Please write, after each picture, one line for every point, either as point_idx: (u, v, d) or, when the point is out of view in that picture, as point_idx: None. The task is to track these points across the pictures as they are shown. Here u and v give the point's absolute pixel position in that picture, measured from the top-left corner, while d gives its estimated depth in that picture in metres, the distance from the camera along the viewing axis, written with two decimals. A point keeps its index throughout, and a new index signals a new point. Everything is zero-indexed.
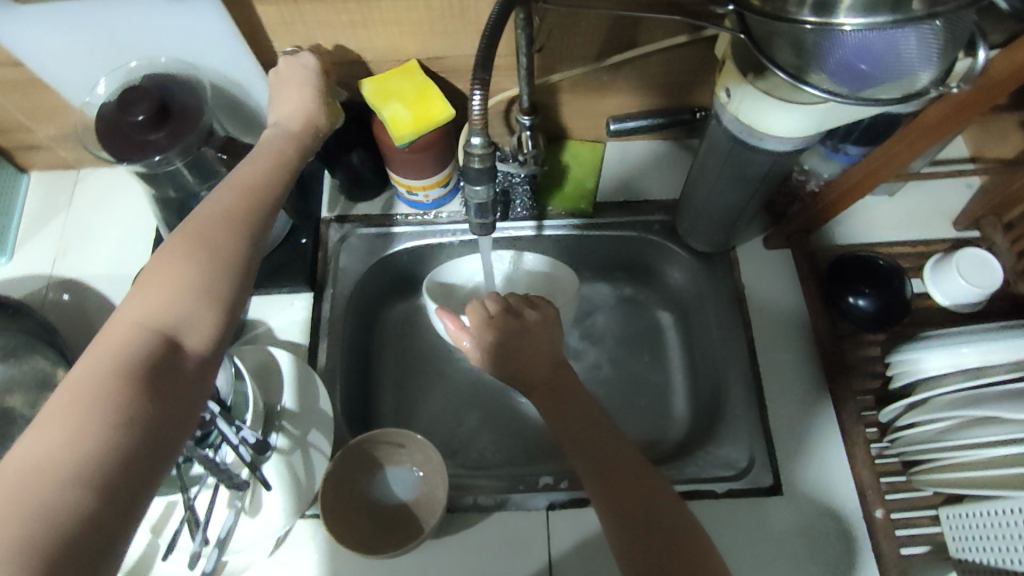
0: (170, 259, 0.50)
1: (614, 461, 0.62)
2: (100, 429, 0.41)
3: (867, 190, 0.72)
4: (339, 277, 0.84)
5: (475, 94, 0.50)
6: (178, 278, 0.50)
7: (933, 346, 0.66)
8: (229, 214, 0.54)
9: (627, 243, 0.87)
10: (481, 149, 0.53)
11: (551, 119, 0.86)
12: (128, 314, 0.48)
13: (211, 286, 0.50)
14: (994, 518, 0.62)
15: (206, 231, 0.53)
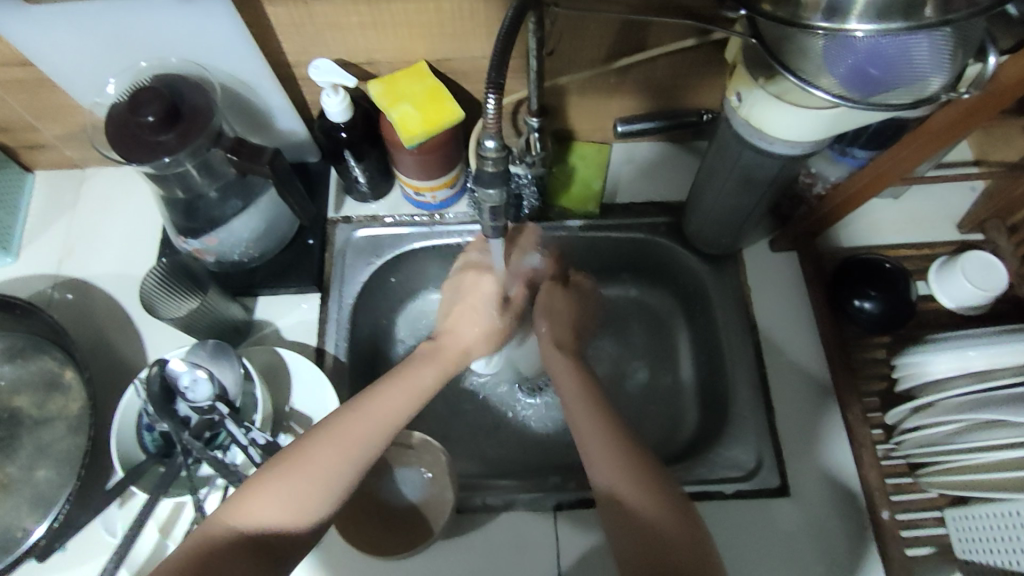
0: (305, 460, 0.59)
1: (651, 516, 0.56)
2: (266, 513, 0.56)
3: (876, 193, 0.72)
4: (346, 278, 0.85)
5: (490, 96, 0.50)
6: (334, 456, 0.60)
7: (936, 350, 0.67)
8: (371, 403, 0.64)
9: (633, 244, 0.88)
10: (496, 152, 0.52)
11: (559, 120, 0.86)
12: (273, 486, 0.57)
13: (311, 504, 0.57)
14: (1002, 522, 0.61)
15: (360, 443, 0.61)
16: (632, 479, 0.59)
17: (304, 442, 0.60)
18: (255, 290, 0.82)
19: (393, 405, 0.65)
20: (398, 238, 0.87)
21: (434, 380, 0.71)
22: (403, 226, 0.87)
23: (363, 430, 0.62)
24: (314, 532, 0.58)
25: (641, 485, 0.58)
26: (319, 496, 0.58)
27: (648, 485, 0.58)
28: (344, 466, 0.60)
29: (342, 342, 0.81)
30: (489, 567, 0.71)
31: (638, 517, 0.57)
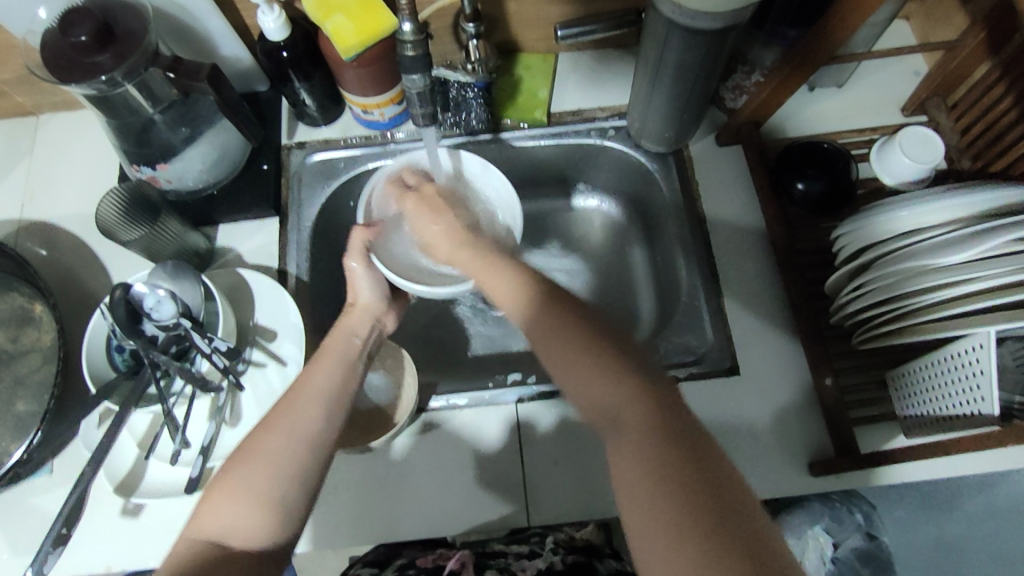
0: (256, 453, 0.57)
1: (595, 380, 0.51)
2: (230, 512, 0.55)
3: (807, 72, 0.73)
4: (303, 201, 0.86)
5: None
6: (279, 448, 0.57)
7: (884, 212, 0.69)
8: (308, 384, 0.61)
9: (582, 151, 0.90)
10: (412, 35, 0.62)
11: (499, 32, 0.87)
12: (232, 484, 0.56)
13: (280, 490, 0.56)
14: (938, 368, 0.62)
15: (301, 424, 0.58)
16: (548, 336, 0.53)
17: (248, 441, 0.58)
18: (214, 219, 0.84)
19: (324, 376, 0.62)
20: (352, 159, 0.89)
21: (363, 338, 0.68)
22: (358, 148, 0.89)
23: (298, 410, 0.59)
24: (293, 508, 0.56)
25: (567, 337, 0.52)
26: (282, 482, 0.56)
27: (574, 341, 0.52)
28: (290, 447, 0.57)
29: (303, 263, 0.84)
30: (457, 459, 0.75)
31: (592, 378, 0.51)
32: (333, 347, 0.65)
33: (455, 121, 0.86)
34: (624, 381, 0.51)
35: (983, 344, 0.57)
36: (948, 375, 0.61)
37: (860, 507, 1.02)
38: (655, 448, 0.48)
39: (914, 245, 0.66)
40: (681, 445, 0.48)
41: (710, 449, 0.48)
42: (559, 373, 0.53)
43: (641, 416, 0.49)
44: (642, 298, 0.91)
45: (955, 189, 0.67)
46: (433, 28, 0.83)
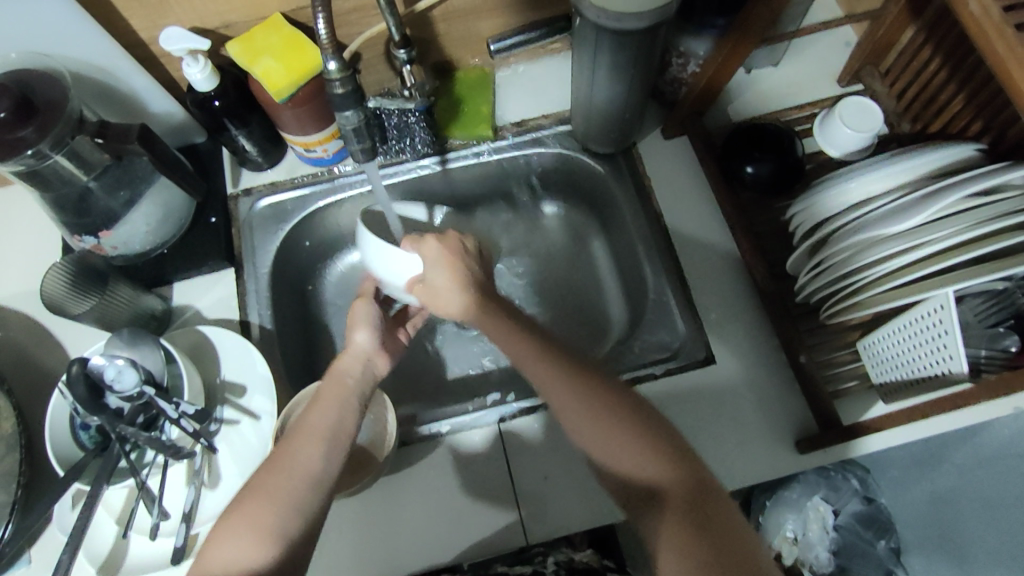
0: (264, 490, 0.57)
1: (622, 444, 0.57)
2: (239, 545, 0.54)
3: (740, 58, 0.74)
4: (257, 248, 0.85)
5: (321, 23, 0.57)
6: (289, 488, 0.57)
7: (832, 186, 0.70)
8: (310, 426, 0.61)
9: (532, 162, 0.90)
10: (338, 73, 0.61)
11: (433, 53, 0.86)
12: (240, 521, 0.55)
13: (286, 528, 0.55)
14: (905, 333, 0.63)
15: (305, 464, 0.58)
16: (583, 409, 0.59)
17: (252, 479, 0.58)
18: (168, 279, 0.82)
19: (325, 414, 0.62)
20: (302, 199, 0.88)
21: (355, 380, 0.66)
22: (306, 187, 0.88)
23: (298, 446, 0.59)
24: (297, 545, 0.56)
25: (594, 412, 0.59)
26: (291, 518, 0.56)
27: (619, 417, 0.58)
28: (295, 486, 0.57)
29: (265, 311, 0.82)
30: (447, 489, 0.74)
31: (623, 451, 0.57)
32: (326, 386, 0.64)
33: (400, 147, 0.87)
34: (656, 453, 0.57)
35: (945, 304, 0.57)
36: (916, 340, 0.61)
37: (854, 473, 1.07)
38: (688, 519, 0.54)
39: (867, 213, 0.66)
40: (702, 514, 0.54)
41: (727, 518, 0.55)
42: (591, 443, 0.59)
43: (681, 489, 0.56)
44: (612, 298, 0.91)
45: (897, 156, 0.69)
46: (365, 57, 0.82)
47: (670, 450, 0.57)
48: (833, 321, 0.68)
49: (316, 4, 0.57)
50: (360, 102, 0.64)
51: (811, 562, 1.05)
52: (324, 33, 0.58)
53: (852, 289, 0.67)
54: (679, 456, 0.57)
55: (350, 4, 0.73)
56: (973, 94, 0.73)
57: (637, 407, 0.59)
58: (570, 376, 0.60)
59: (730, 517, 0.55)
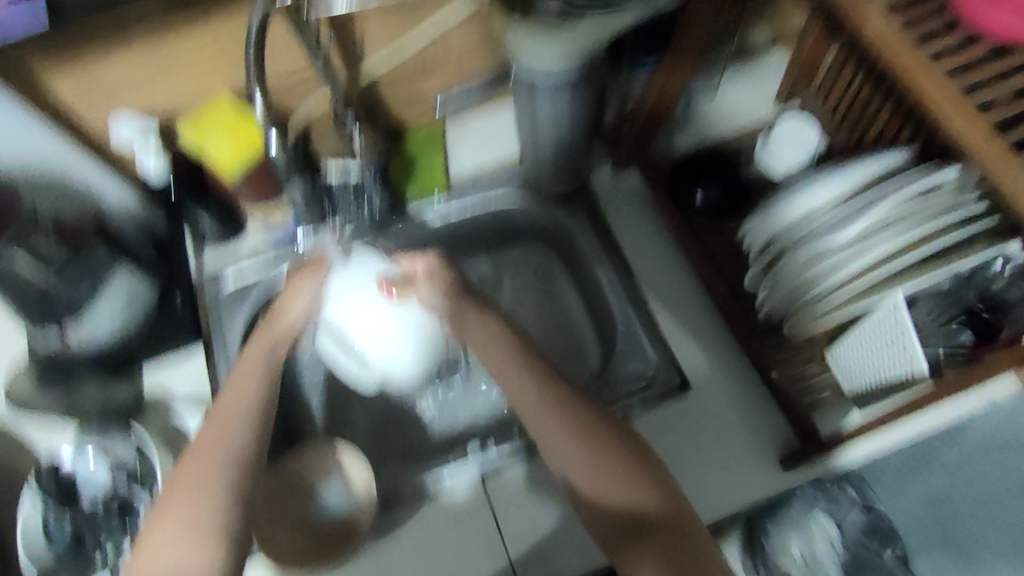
0: (184, 482, 0.57)
1: (611, 473, 0.58)
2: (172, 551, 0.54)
3: (672, 93, 0.78)
4: (224, 325, 0.85)
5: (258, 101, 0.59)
6: (206, 476, 0.57)
7: (780, 200, 0.71)
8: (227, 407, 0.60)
9: (490, 210, 0.91)
10: None
11: (381, 116, 0.89)
12: (167, 524, 0.55)
13: (212, 521, 0.56)
14: (867, 339, 0.63)
15: (232, 418, 0.60)
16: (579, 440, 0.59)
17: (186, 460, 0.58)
18: (137, 365, 0.81)
19: (245, 391, 0.61)
20: (266, 272, 0.88)
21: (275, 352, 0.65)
22: (269, 260, 0.88)
23: (214, 431, 0.59)
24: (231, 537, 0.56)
25: (587, 441, 0.59)
26: (213, 509, 0.56)
27: (605, 447, 0.59)
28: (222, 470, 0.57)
29: None
30: (435, 548, 0.72)
31: (605, 479, 0.58)
32: (242, 366, 0.63)
33: (357, 212, 0.87)
34: (640, 478, 0.58)
35: (897, 306, 0.58)
36: (879, 344, 0.62)
37: (851, 482, 1.03)
38: (664, 543, 0.56)
39: (817, 222, 0.68)
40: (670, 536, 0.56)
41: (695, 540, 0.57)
42: (576, 470, 0.59)
43: (662, 512, 0.57)
44: (584, 335, 0.92)
45: (840, 165, 0.71)
46: (315, 127, 0.84)
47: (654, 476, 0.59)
48: (799, 333, 0.69)
49: None
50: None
51: None
52: None
53: (810, 299, 0.67)
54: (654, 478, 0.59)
55: (294, 78, 0.76)
56: (897, 104, 0.76)
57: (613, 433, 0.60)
58: (557, 414, 0.60)
59: (697, 539, 0.57)
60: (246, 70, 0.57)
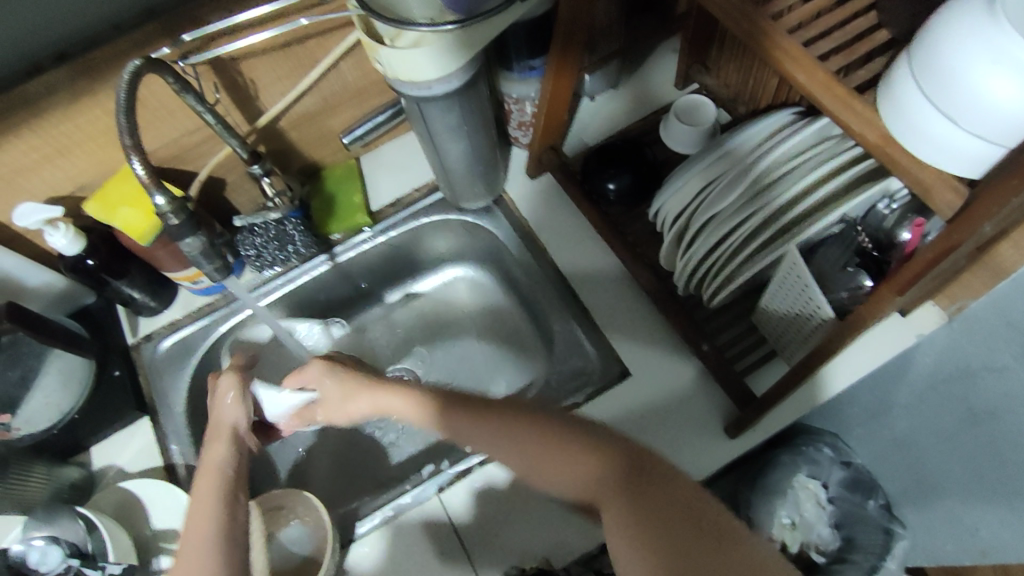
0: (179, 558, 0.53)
1: (519, 438, 0.56)
2: None
3: (565, 92, 0.78)
4: (167, 391, 0.85)
5: (137, 162, 0.59)
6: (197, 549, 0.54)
7: (676, 177, 0.73)
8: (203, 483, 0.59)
9: (417, 236, 0.93)
10: (168, 204, 0.62)
11: (295, 160, 0.90)
12: None
13: None
14: (781, 296, 0.65)
15: (200, 509, 0.56)
16: (509, 442, 0.57)
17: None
18: (85, 444, 0.81)
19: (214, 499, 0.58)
20: (202, 331, 0.88)
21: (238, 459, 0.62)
22: (204, 318, 0.88)
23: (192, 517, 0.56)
24: None
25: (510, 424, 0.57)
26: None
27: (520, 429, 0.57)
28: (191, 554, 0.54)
29: (188, 449, 0.81)
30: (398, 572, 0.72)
31: (529, 449, 0.56)
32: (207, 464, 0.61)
33: (284, 256, 0.87)
34: (561, 445, 0.55)
35: (795, 261, 0.59)
36: (793, 301, 0.63)
37: (825, 441, 1.06)
38: (629, 501, 0.52)
39: (711, 191, 0.69)
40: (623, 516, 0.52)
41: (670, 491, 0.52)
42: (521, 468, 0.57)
43: (611, 476, 0.53)
44: (527, 341, 0.93)
45: (725, 135, 0.73)
46: (228, 181, 0.85)
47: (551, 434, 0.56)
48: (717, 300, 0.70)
49: (134, 148, 0.59)
50: (200, 226, 0.66)
51: (816, 542, 1.04)
52: (142, 172, 0.60)
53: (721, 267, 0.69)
54: (608, 451, 0.54)
55: (195, 136, 0.77)
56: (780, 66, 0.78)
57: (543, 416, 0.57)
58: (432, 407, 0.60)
59: (679, 479, 0.53)
60: (118, 135, 0.58)
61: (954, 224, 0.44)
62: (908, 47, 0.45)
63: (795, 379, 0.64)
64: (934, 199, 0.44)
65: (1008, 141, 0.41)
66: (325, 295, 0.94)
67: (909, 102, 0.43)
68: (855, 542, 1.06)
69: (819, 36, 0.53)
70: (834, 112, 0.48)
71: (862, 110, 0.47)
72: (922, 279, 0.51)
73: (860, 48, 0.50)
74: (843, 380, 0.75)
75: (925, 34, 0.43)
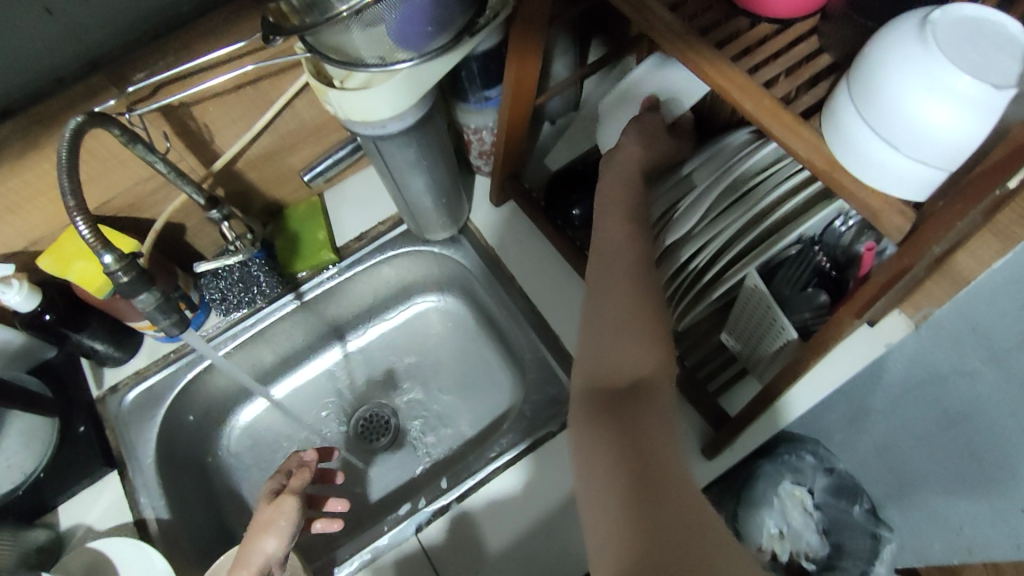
0: None
1: (625, 313, 0.54)
2: None
3: (522, 120, 0.78)
4: (135, 443, 0.83)
5: (81, 223, 0.58)
6: None
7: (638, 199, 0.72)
8: None
9: (385, 269, 0.92)
10: (117, 263, 0.61)
11: (256, 200, 0.89)
12: None
13: None
14: (746, 317, 0.65)
15: None
16: (625, 310, 0.55)
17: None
18: (51, 505, 0.79)
19: None
20: (168, 379, 0.86)
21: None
22: (170, 365, 0.87)
23: None
24: None
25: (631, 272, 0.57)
26: None
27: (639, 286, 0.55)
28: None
29: (159, 502, 0.79)
30: None
31: (602, 311, 0.56)
32: None
33: (250, 299, 0.86)
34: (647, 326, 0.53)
35: (756, 283, 0.59)
36: (759, 322, 0.63)
37: (807, 447, 1.03)
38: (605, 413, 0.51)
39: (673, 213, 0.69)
40: (638, 421, 0.49)
41: (665, 440, 0.48)
42: (594, 342, 0.55)
43: (648, 380, 0.51)
44: (500, 368, 0.93)
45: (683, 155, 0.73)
46: (188, 226, 0.84)
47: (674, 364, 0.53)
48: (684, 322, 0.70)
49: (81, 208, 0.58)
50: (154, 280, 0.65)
51: (805, 549, 1.00)
52: (87, 232, 0.59)
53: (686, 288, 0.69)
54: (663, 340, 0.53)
55: (149, 184, 0.76)
56: None
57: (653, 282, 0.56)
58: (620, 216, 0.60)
59: (681, 467, 0.47)
60: (63, 195, 0.57)
61: (904, 246, 0.44)
62: (848, 71, 0.45)
63: (765, 398, 0.64)
64: (883, 223, 0.44)
65: (945, 164, 0.41)
66: (294, 336, 0.93)
67: (848, 128, 0.44)
68: (845, 548, 1.01)
69: (764, 61, 0.53)
70: (783, 139, 0.48)
71: (809, 137, 0.47)
72: (880, 299, 0.51)
73: (802, 72, 0.51)
74: (814, 395, 0.75)
75: (861, 59, 0.43)
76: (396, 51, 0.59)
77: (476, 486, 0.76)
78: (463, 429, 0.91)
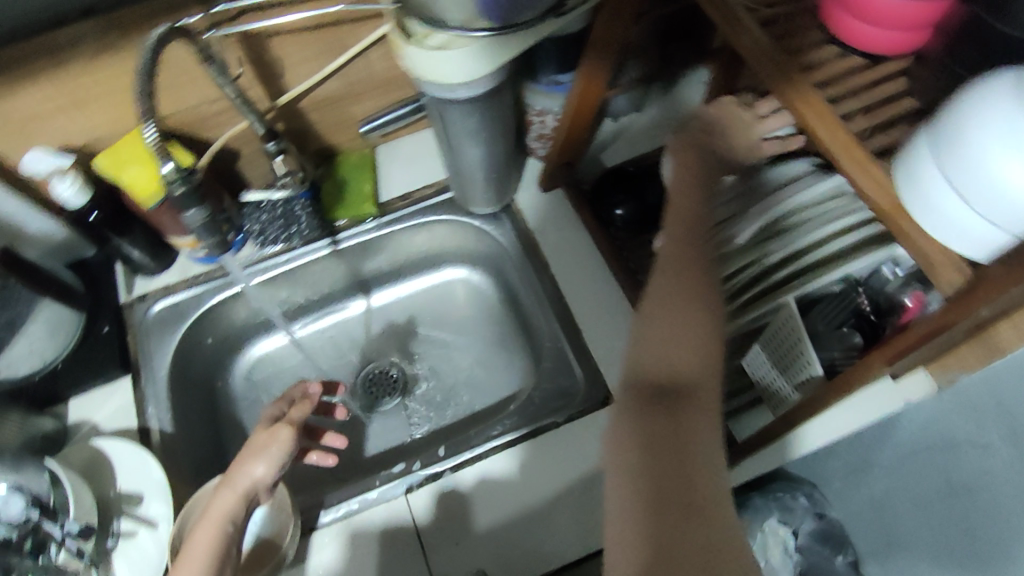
0: None
1: (671, 310, 0.54)
2: None
3: (589, 112, 0.77)
4: (153, 353, 0.85)
5: (150, 128, 0.59)
6: None
7: None
8: (194, 547, 0.61)
9: (423, 233, 0.93)
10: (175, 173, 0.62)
11: (311, 141, 0.90)
12: None
13: None
14: (774, 343, 0.64)
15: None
16: (673, 312, 0.54)
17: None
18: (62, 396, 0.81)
19: (204, 544, 0.61)
20: (194, 299, 0.88)
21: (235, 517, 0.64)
22: (199, 286, 0.88)
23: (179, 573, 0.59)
24: None
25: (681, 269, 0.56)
26: None
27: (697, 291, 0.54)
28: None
29: (165, 414, 0.81)
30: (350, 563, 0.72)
31: (659, 304, 0.55)
32: (212, 510, 0.64)
33: (287, 236, 0.88)
34: (693, 334, 0.53)
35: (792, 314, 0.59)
36: (786, 351, 0.62)
37: (803, 490, 1.03)
38: (641, 406, 0.51)
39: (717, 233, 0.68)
40: (675, 428, 0.49)
41: (705, 453, 0.48)
42: (644, 330, 0.54)
43: (691, 384, 0.51)
44: (515, 350, 0.93)
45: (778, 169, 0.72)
46: (243, 154, 0.85)
47: (720, 375, 0.52)
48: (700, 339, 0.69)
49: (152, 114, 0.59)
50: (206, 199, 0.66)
51: None
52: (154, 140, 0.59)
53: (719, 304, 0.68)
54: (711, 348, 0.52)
55: (215, 105, 0.77)
56: None
57: (709, 287, 0.55)
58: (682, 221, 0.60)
59: (715, 483, 0.46)
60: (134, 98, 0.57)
61: (957, 302, 0.43)
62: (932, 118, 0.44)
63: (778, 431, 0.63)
64: (938, 275, 0.44)
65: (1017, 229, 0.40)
66: (322, 281, 0.94)
67: (926, 175, 0.43)
68: None
69: (847, 94, 0.52)
70: (848, 171, 0.48)
71: (878, 175, 0.47)
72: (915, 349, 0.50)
73: (884, 112, 0.50)
74: (823, 439, 0.75)
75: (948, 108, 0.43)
76: (480, 18, 0.60)
77: (472, 460, 0.76)
78: (468, 403, 0.92)
